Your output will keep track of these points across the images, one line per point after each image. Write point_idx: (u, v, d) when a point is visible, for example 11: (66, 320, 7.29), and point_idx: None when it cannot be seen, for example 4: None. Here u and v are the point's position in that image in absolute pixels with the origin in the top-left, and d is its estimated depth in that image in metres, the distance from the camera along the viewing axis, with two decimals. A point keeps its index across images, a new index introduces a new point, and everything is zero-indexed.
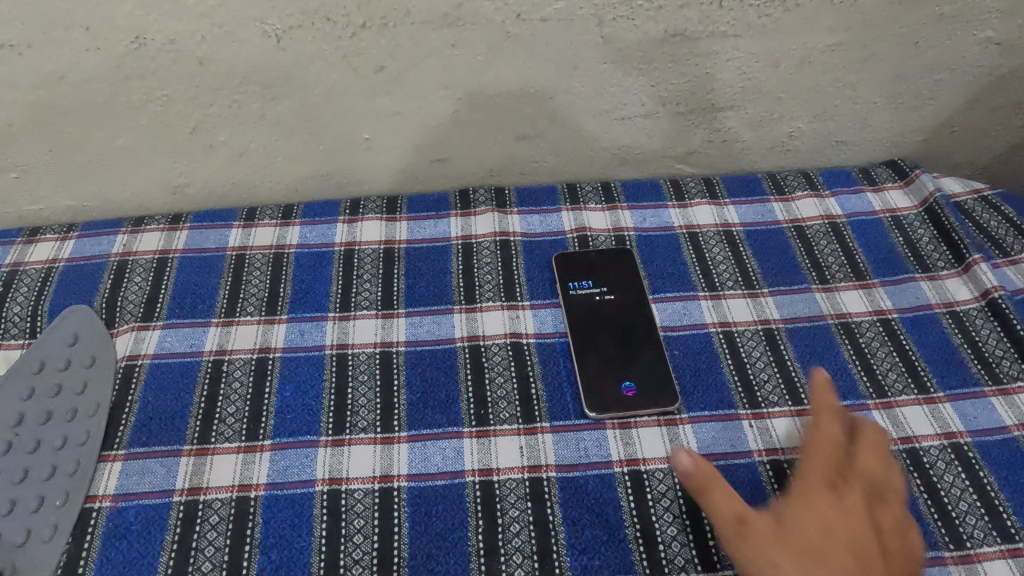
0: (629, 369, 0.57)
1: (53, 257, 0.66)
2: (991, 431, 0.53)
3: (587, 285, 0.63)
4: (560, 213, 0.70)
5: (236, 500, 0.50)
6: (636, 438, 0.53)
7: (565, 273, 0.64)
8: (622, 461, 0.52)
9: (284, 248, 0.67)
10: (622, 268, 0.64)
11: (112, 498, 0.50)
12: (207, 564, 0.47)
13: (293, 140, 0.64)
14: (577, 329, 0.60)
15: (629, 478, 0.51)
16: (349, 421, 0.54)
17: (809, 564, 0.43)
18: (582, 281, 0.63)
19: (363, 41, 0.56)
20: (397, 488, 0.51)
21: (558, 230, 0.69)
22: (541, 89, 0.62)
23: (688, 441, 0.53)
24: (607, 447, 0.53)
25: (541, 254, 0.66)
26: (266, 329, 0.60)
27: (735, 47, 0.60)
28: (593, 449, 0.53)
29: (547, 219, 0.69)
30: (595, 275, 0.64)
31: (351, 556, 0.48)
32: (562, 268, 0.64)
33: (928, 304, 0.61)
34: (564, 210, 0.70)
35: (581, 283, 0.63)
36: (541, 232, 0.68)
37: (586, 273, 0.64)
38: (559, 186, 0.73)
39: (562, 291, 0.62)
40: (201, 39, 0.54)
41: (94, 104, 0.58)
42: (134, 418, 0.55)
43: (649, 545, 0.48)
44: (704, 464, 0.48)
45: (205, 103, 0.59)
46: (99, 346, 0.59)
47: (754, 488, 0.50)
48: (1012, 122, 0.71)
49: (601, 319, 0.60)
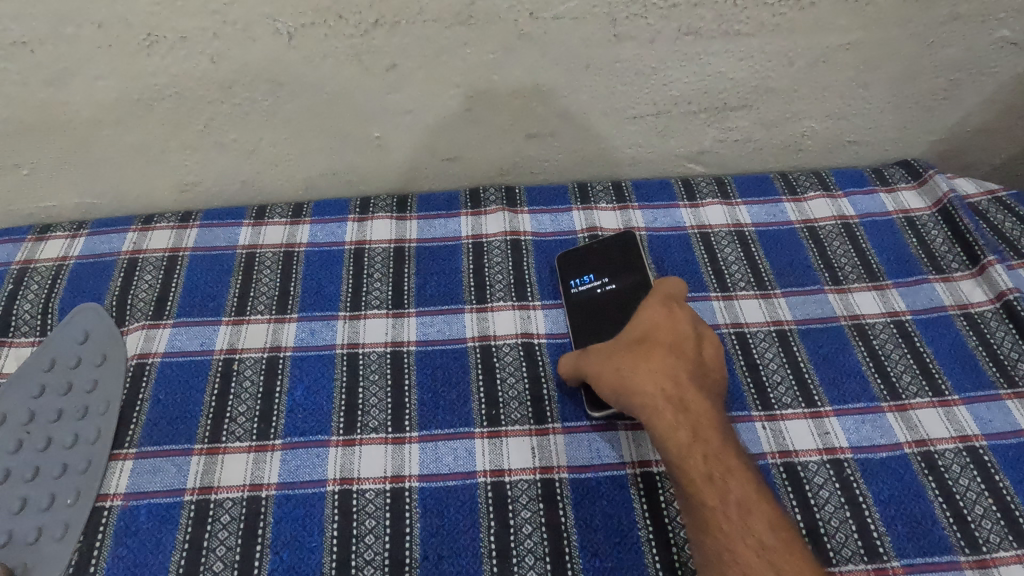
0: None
1: (63, 255, 0.66)
2: (1007, 434, 0.52)
3: (589, 279, 0.62)
4: (571, 213, 0.70)
5: (247, 500, 0.50)
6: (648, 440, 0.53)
7: (565, 270, 0.63)
8: (635, 463, 0.52)
9: (294, 247, 0.66)
10: (622, 258, 0.63)
11: (123, 497, 0.50)
12: (218, 564, 0.47)
13: (304, 138, 0.64)
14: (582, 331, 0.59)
15: (642, 480, 0.51)
16: (360, 421, 0.54)
17: (647, 351, 0.51)
18: (583, 277, 0.62)
19: (375, 39, 0.56)
20: (408, 488, 0.51)
21: (569, 229, 0.68)
22: (552, 87, 0.62)
23: None
24: (619, 448, 0.53)
25: (553, 254, 0.66)
26: (277, 328, 0.60)
27: (748, 46, 0.60)
28: (606, 450, 0.52)
29: (558, 218, 0.69)
30: (597, 268, 0.63)
31: (363, 557, 0.47)
32: (562, 266, 0.64)
33: (943, 306, 0.61)
34: (574, 210, 0.70)
35: (582, 279, 0.62)
36: (551, 232, 0.68)
37: (586, 266, 0.63)
38: (570, 185, 0.73)
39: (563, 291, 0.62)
40: (213, 37, 0.54)
41: (105, 102, 0.58)
42: (144, 417, 0.54)
43: (663, 547, 0.48)
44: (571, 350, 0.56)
45: (217, 101, 0.59)
46: (110, 344, 0.59)
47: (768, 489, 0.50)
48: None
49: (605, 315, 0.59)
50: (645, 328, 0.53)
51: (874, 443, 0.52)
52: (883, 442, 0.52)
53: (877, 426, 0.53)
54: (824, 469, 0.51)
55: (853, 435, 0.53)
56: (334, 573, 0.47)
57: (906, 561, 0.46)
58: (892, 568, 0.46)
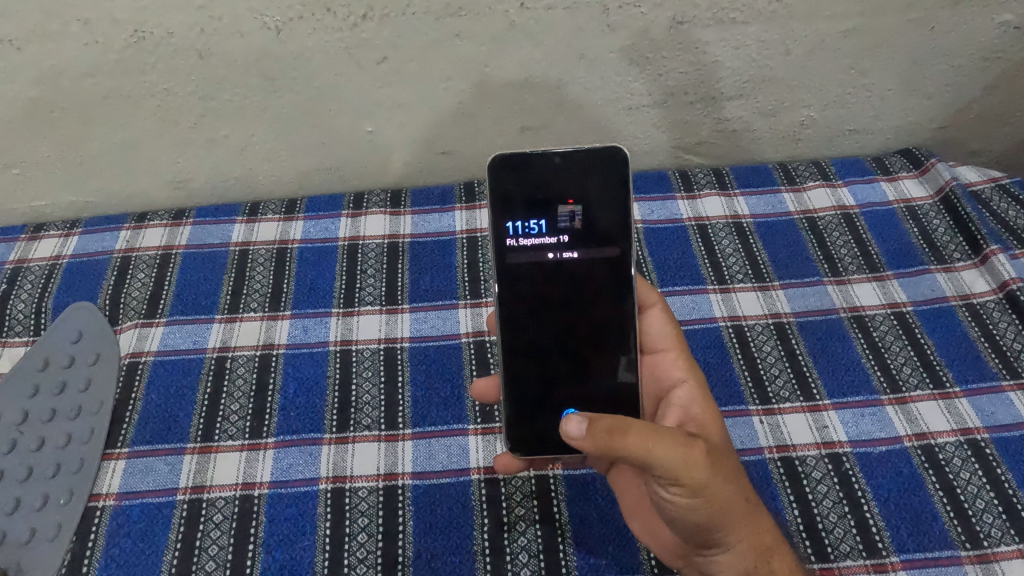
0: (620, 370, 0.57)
1: (170, 244, 0.81)
2: (1008, 426, 0.62)
3: (537, 227, 0.56)
4: (677, 201, 0.84)
5: (382, 489, 0.61)
6: (785, 429, 0.64)
7: (506, 206, 0.55)
8: (772, 448, 0.63)
9: (399, 238, 0.82)
10: (593, 195, 0.55)
11: (268, 484, 0.62)
12: (360, 548, 0.58)
13: (404, 132, 0.79)
14: (510, 306, 0.57)
15: (780, 465, 0.62)
16: (492, 410, 0.67)
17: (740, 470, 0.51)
18: (531, 221, 0.56)
19: (477, 3, 0.67)
20: (519, 477, 0.63)
21: (677, 216, 0.83)
22: (621, 80, 0.76)
23: (786, 433, 0.64)
24: (758, 437, 0.64)
25: (668, 243, 0.81)
26: (391, 318, 0.74)
27: (785, 27, 0.72)
28: (746, 438, 0.64)
29: (667, 205, 0.84)
30: (546, 212, 0.55)
31: (518, 543, 0.59)
32: (498, 194, 0.55)
33: (946, 296, 0.73)
34: (680, 199, 0.85)
35: (528, 225, 0.56)
36: (660, 218, 0.83)
37: (530, 210, 0.55)
38: (670, 172, 0.88)
39: (500, 247, 0.56)
40: (339, 38, 0.69)
41: (243, 102, 0.74)
42: (277, 406, 0.67)
43: (811, 533, 0.58)
44: (644, 429, 0.47)
45: (338, 77, 0.72)
46: (200, 334, 0.73)
47: (766, 485, 0.61)
48: (1013, 110, 0.83)
49: (572, 284, 0.56)
50: (715, 425, 0.56)
51: (873, 437, 0.63)
52: (883, 436, 0.63)
53: (877, 420, 0.64)
54: (822, 464, 0.62)
55: (853, 429, 0.64)
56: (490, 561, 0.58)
57: (904, 556, 0.56)
58: (891, 563, 0.55)
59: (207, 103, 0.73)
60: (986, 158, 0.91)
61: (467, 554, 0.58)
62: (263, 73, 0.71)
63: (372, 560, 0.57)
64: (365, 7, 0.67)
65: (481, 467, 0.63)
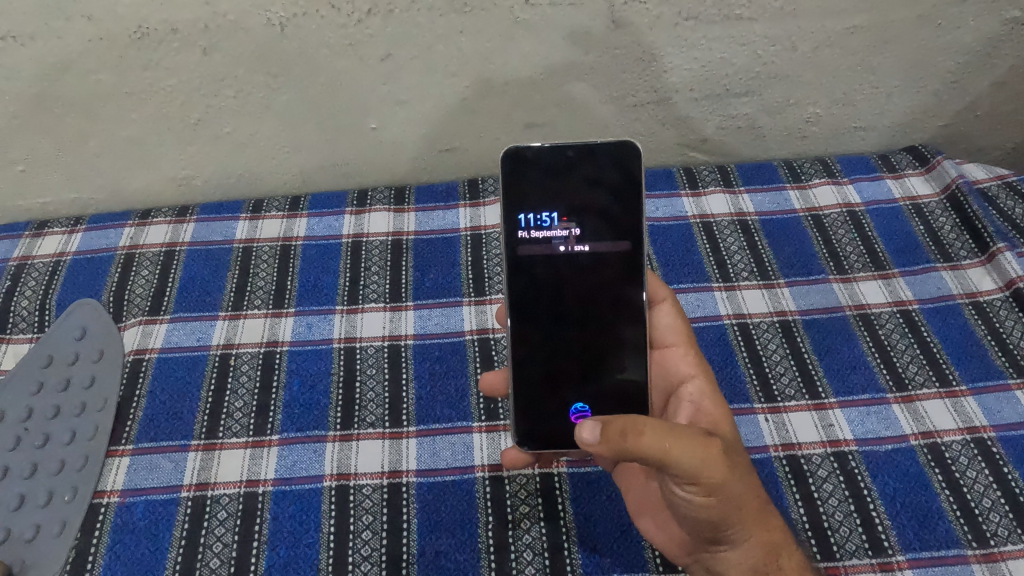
0: (589, 380, 0.46)
1: (61, 251, 0.66)
2: (1016, 425, 0.51)
3: None
4: (680, 199, 0.69)
5: (244, 496, 0.50)
6: (790, 424, 0.53)
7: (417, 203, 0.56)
8: (778, 447, 0.51)
9: (292, 240, 0.66)
10: None
11: (120, 493, 0.50)
12: (215, 561, 0.47)
13: (304, 132, 0.64)
14: None
15: (788, 463, 0.51)
16: (357, 416, 0.54)
17: None
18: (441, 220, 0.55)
19: (370, 28, 0.56)
20: (406, 483, 0.50)
21: (684, 215, 0.68)
22: (553, 76, 0.61)
23: None
24: (762, 433, 0.52)
25: (665, 243, 0.66)
26: (274, 323, 0.60)
27: (750, 31, 0.59)
28: (748, 435, 0.52)
29: (672, 204, 0.68)
30: None
31: (360, 553, 0.47)
32: (510, 184, 0.45)
33: (950, 295, 0.60)
34: (684, 196, 0.69)
35: (539, 217, 0.46)
36: (664, 217, 0.68)
37: None
38: (675, 169, 0.72)
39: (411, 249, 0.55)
40: (203, 51, 0.56)
41: (94, 100, 0.59)
42: (141, 413, 0.54)
43: (818, 534, 0.47)
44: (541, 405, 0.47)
45: (210, 94, 0.60)
46: (80, 318, 0.60)
47: (770, 483, 0.50)
48: None
49: (583, 287, 0.46)
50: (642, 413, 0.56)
51: (879, 435, 0.51)
52: (889, 434, 0.52)
53: (883, 418, 0.52)
54: (827, 462, 0.50)
55: (858, 427, 0.52)
56: (331, 570, 0.46)
57: (912, 555, 0.46)
58: (898, 562, 0.45)
59: (46, 104, 0.59)
60: (995, 156, 0.75)
61: (308, 571, 0.46)
62: (111, 71, 0.57)
63: (224, 573, 0.46)
64: (213, 8, 0.54)
65: (384, 470, 0.51)
